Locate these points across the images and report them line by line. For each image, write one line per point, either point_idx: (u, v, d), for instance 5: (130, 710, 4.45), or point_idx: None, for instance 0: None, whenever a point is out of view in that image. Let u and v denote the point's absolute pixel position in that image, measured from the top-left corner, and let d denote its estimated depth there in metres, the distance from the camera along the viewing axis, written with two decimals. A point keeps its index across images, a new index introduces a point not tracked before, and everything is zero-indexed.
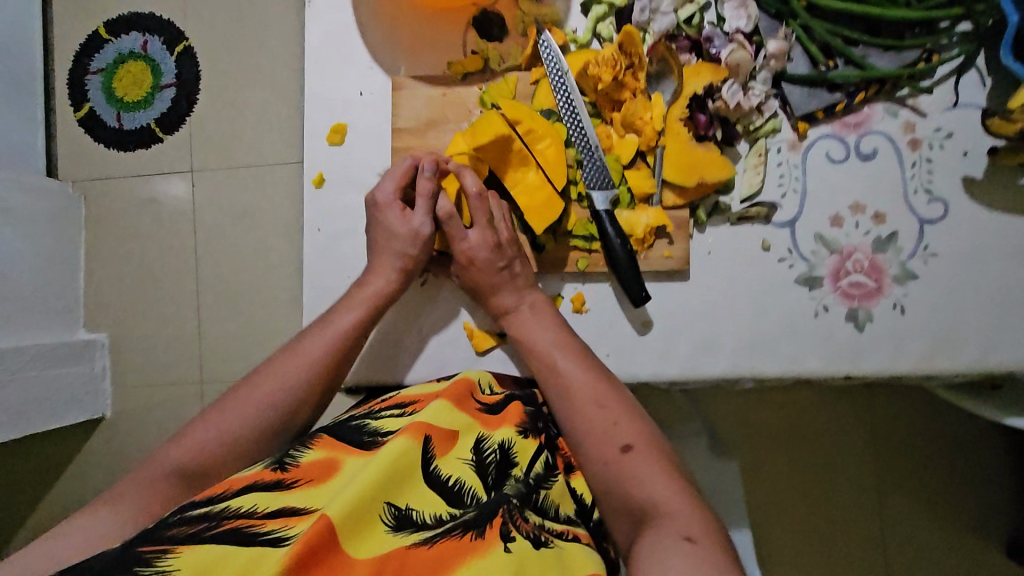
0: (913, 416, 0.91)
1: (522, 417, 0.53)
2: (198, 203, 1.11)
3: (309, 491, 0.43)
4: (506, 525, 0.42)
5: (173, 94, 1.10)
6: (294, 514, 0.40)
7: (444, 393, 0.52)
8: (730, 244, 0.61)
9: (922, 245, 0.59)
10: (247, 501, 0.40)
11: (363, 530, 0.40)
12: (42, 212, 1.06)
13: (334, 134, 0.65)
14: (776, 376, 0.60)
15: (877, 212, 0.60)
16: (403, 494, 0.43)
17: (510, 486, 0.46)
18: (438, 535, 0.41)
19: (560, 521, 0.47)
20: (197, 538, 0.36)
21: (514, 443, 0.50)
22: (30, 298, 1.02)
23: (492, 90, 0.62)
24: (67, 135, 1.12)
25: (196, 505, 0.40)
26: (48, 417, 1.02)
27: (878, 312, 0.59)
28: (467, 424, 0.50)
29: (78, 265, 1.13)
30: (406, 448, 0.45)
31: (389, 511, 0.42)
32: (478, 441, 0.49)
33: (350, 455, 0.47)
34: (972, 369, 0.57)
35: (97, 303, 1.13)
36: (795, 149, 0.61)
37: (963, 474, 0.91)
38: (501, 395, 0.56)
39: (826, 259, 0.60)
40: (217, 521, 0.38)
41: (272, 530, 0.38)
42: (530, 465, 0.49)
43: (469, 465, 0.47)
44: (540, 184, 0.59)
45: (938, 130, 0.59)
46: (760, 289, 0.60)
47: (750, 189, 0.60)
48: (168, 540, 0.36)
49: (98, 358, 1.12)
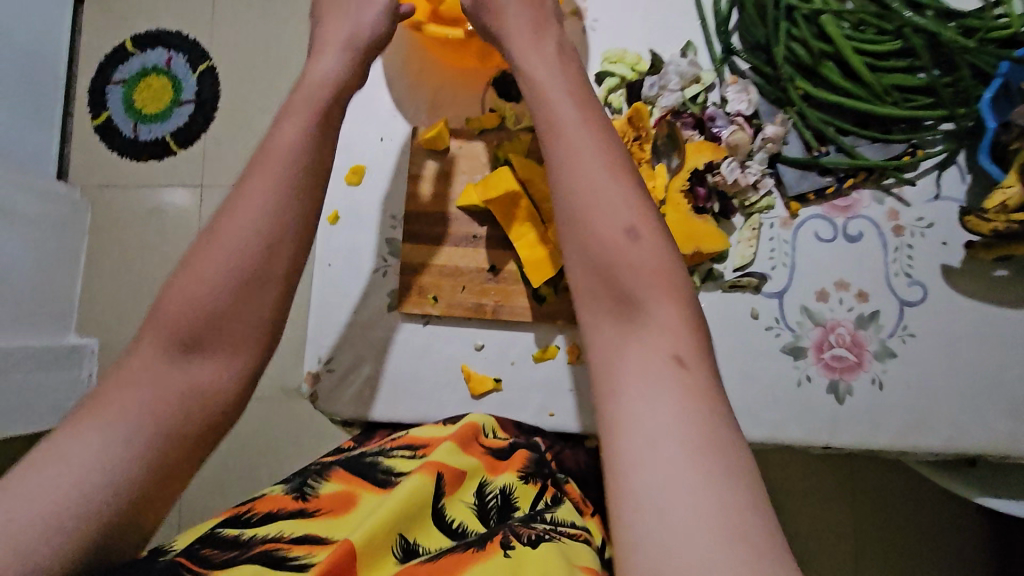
0: (890, 486, 0.93)
1: (525, 462, 0.56)
2: (205, 219, 1.14)
3: (330, 521, 0.44)
4: (507, 537, 0.44)
5: (191, 111, 1.14)
6: (318, 542, 0.41)
7: (451, 435, 0.54)
8: (722, 310, 0.64)
9: (901, 325, 0.62)
10: (275, 528, 0.42)
11: (376, 560, 0.40)
12: (53, 216, 1.08)
13: (352, 174, 0.68)
14: (757, 439, 0.62)
15: (860, 290, 0.63)
16: (416, 528, 0.44)
17: (515, 515, 0.49)
18: (445, 551, 0.43)
19: (573, 526, 0.49)
20: (229, 562, 0.39)
21: (515, 487, 0.52)
22: (32, 299, 1.03)
23: (507, 147, 0.66)
24: (83, 142, 1.15)
25: (227, 527, 0.43)
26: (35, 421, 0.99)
27: (857, 386, 0.61)
28: (473, 467, 0.52)
29: (78, 269, 1.15)
30: (421, 481, 0.46)
31: (401, 542, 0.42)
32: (482, 485, 0.52)
33: (365, 491, 0.48)
34: (943, 448, 0.60)
35: (93, 307, 1.15)
36: (786, 226, 0.64)
37: (936, 547, 0.92)
38: (502, 443, 0.58)
39: (811, 330, 0.63)
40: (248, 547, 0.40)
41: (298, 556, 0.39)
42: (533, 500, 0.52)
43: (472, 510, 0.49)
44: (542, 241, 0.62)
45: (920, 220, 0.63)
46: (747, 355, 0.63)
47: (742, 260, 0.64)
48: (204, 563, 0.38)
49: (87, 363, 1.12)
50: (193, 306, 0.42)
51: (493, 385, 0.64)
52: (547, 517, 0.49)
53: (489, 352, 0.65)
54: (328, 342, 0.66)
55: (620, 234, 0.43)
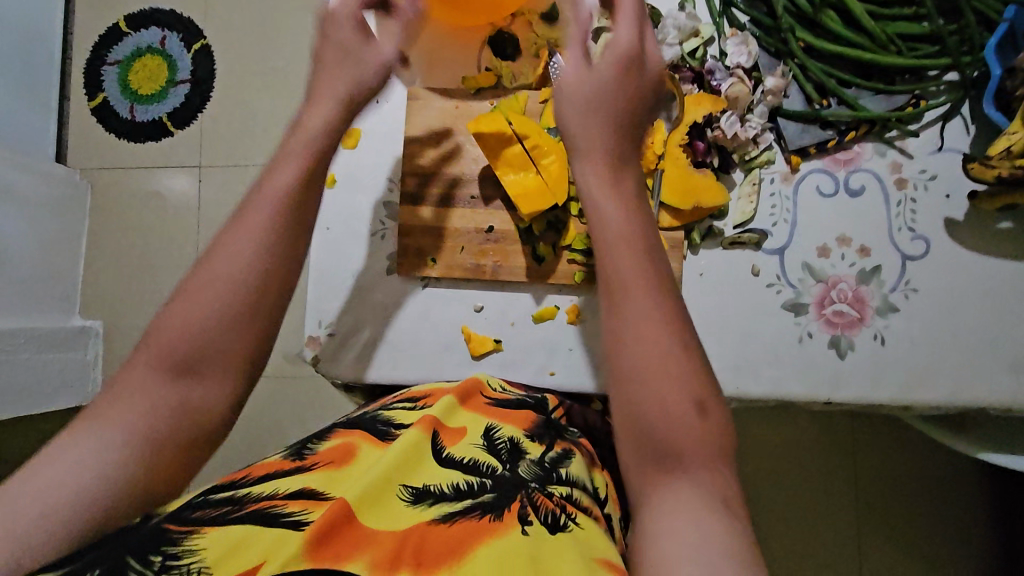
0: (891, 452, 0.94)
1: (532, 424, 0.53)
2: (205, 200, 1.13)
3: (328, 473, 0.42)
4: (524, 508, 0.41)
5: (188, 90, 1.12)
6: (314, 496, 0.39)
7: (451, 392, 0.54)
8: (722, 268, 0.63)
9: (904, 280, 0.61)
10: (267, 487, 0.40)
11: (383, 506, 0.40)
12: (53, 198, 1.07)
13: (349, 138, 0.67)
14: (758, 397, 0.62)
15: (862, 245, 0.62)
16: (418, 476, 0.43)
17: (525, 468, 0.46)
18: (457, 515, 0.40)
19: (586, 495, 0.46)
20: (221, 519, 0.36)
21: (522, 440, 0.50)
22: (34, 280, 1.03)
23: (503, 106, 0.65)
24: (81, 125, 1.15)
25: (216, 489, 0.40)
26: (42, 400, 0.99)
27: (859, 341, 0.61)
28: (475, 420, 0.51)
29: (79, 253, 1.15)
30: (418, 437, 0.46)
31: (407, 490, 0.42)
32: (490, 430, 0.50)
33: (366, 441, 0.47)
34: (946, 402, 0.60)
35: (95, 290, 1.15)
36: (787, 181, 0.63)
37: (941, 513, 0.93)
38: (511, 397, 0.57)
39: (812, 287, 0.62)
40: (240, 504, 0.38)
41: (294, 512, 0.37)
42: (542, 453, 0.49)
43: (482, 448, 0.48)
44: (535, 186, 0.61)
45: (924, 172, 0.62)
46: (748, 312, 0.63)
47: (743, 216, 0.63)
48: (193, 522, 0.36)
49: (91, 345, 1.12)
50: (201, 328, 0.41)
51: (493, 346, 0.64)
52: (562, 478, 0.46)
53: (489, 313, 0.65)
54: (329, 307, 0.66)
55: (689, 407, 0.38)
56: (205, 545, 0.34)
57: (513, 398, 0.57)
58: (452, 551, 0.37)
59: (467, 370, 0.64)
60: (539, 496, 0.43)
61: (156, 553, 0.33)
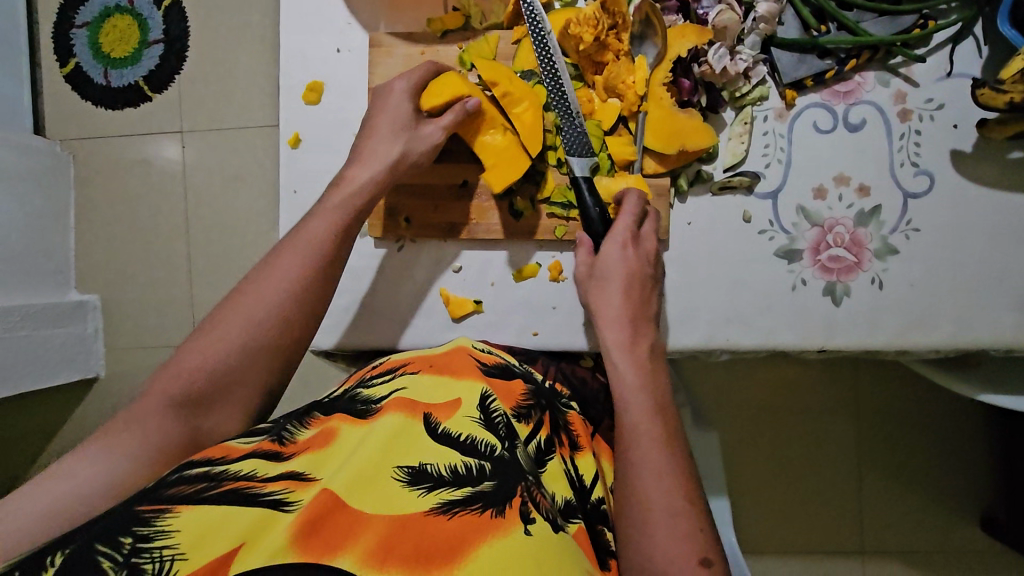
0: (895, 394, 0.93)
1: (524, 392, 0.48)
2: (189, 165, 1.06)
3: (314, 458, 0.36)
4: (525, 504, 0.35)
5: (162, 51, 1.04)
6: (296, 477, 0.34)
7: (434, 365, 0.47)
8: (711, 215, 0.60)
9: (905, 219, 0.58)
10: (247, 466, 0.34)
11: (374, 491, 0.33)
12: (32, 172, 1.01)
13: (310, 93, 0.63)
14: (750, 348, 0.59)
15: (861, 184, 0.58)
16: (415, 452, 0.36)
17: (524, 457, 0.41)
18: (455, 505, 0.34)
19: (563, 510, 0.41)
20: (195, 499, 0.30)
21: (515, 423, 0.44)
22: (23, 256, 0.98)
23: (472, 50, 0.60)
24: (55, 93, 1.07)
25: (193, 464, 0.34)
26: (40, 377, 0.97)
27: (856, 286, 0.58)
28: (468, 386, 0.44)
29: (68, 226, 1.08)
30: (408, 421, 0.39)
31: (403, 470, 0.35)
32: (484, 401, 0.43)
33: (346, 421, 0.40)
34: (946, 345, 0.57)
35: (88, 263, 1.09)
36: (781, 118, 0.59)
37: (942, 452, 0.93)
38: (498, 362, 0.51)
39: (807, 231, 0.59)
40: (217, 481, 0.32)
41: (274, 492, 0.32)
42: (529, 439, 0.44)
43: (479, 425, 0.40)
44: (506, 145, 0.58)
45: (930, 101, 0.57)
46: (739, 261, 0.59)
47: (733, 159, 0.59)
48: (166, 500, 0.30)
49: (90, 319, 1.08)
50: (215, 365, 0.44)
51: (474, 307, 0.62)
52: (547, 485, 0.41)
53: (469, 274, 0.62)
54: None
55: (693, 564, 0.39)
56: (178, 527, 0.28)
57: (503, 364, 0.51)
58: (448, 547, 0.31)
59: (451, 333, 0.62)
60: (538, 493, 0.37)
61: (125, 535, 0.28)
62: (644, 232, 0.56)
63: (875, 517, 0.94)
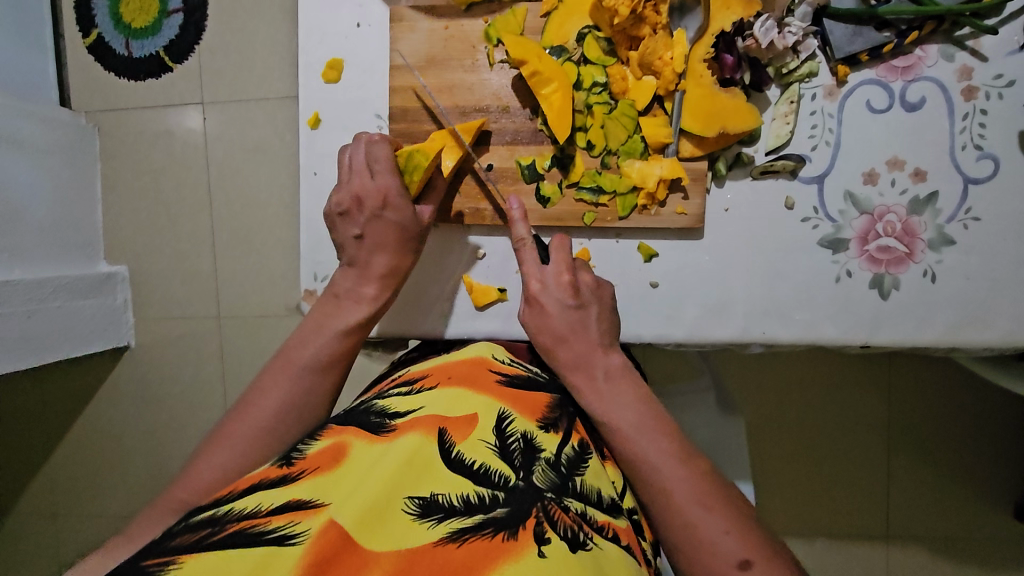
0: (929, 382, 0.89)
1: (546, 408, 0.46)
2: (211, 139, 1.05)
3: (319, 481, 0.34)
4: (540, 524, 0.34)
5: (182, 21, 1.01)
6: (301, 507, 0.32)
7: (455, 377, 0.46)
8: (750, 201, 0.56)
9: (964, 208, 0.54)
10: (252, 501, 0.32)
11: (383, 522, 0.32)
12: (58, 144, 1.00)
13: (330, 71, 0.60)
14: (788, 342, 0.56)
15: (916, 168, 0.54)
16: (424, 482, 0.35)
17: (541, 474, 0.38)
18: (466, 531, 0.32)
19: (602, 509, 0.40)
20: (199, 546, 0.29)
21: (537, 436, 0.42)
22: (53, 232, 0.99)
23: (499, 24, 0.57)
24: (78, 64, 1.06)
25: (200, 509, 0.33)
26: (74, 347, 0.98)
27: (906, 279, 0.54)
28: (486, 404, 0.43)
29: (95, 201, 1.09)
30: (423, 441, 0.38)
31: (413, 501, 0.34)
32: (500, 421, 0.41)
33: (358, 438, 0.39)
34: (1000, 343, 0.53)
35: (117, 237, 1.09)
36: (831, 97, 0.54)
37: (978, 442, 0.89)
38: (521, 373, 0.50)
39: (855, 219, 0.55)
40: (221, 523, 0.31)
41: (279, 527, 0.30)
42: (559, 449, 0.43)
43: (494, 453, 0.38)
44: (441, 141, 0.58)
45: (998, 78, 0.52)
46: (780, 250, 0.56)
47: (777, 141, 0.55)
48: (171, 551, 0.29)
49: (120, 290, 1.09)
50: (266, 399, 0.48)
51: (498, 295, 0.60)
52: (577, 489, 0.40)
53: (492, 261, 0.61)
54: (322, 259, 0.63)
55: (731, 565, 0.38)
56: None
57: (525, 376, 0.49)
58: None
59: (476, 322, 0.61)
60: (556, 509, 0.36)
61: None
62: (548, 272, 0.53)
63: (904, 507, 0.91)
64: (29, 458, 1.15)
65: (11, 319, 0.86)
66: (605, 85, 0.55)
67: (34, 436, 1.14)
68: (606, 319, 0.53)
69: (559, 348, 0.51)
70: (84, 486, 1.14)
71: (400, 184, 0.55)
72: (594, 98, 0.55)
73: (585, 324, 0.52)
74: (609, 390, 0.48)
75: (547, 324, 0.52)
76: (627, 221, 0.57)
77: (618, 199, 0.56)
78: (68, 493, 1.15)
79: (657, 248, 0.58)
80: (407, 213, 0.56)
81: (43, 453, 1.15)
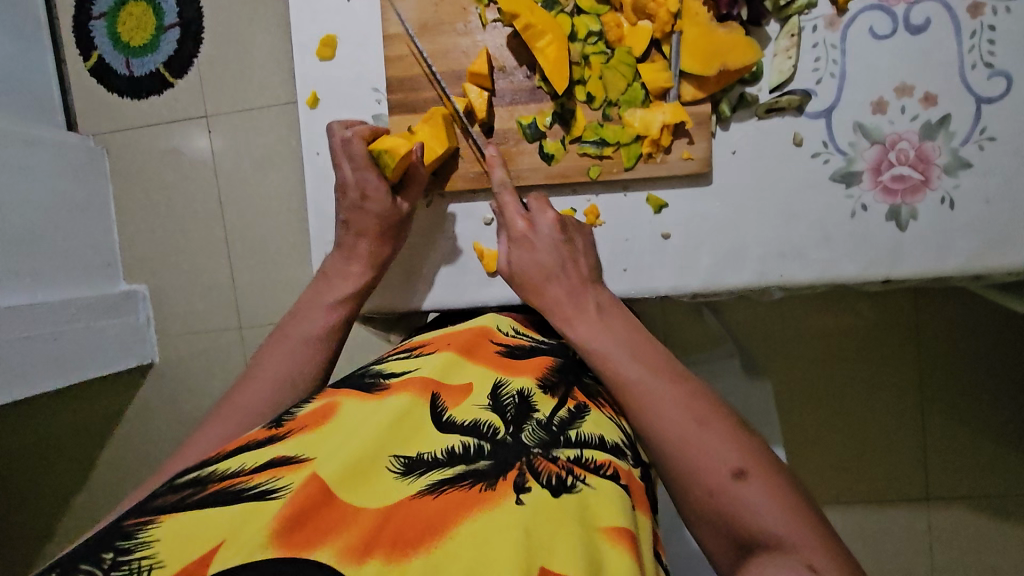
0: (953, 327, 0.87)
1: (547, 369, 0.45)
2: (215, 148, 1.06)
3: (305, 439, 0.34)
4: (522, 475, 0.34)
5: (179, 35, 1.02)
6: (285, 463, 0.32)
7: (453, 344, 0.45)
8: (758, 141, 0.55)
9: (978, 128, 0.52)
10: (235, 461, 0.33)
11: (365, 479, 0.32)
12: (69, 165, 1.02)
13: (324, 48, 0.61)
14: (807, 284, 0.55)
15: (926, 93, 0.53)
16: (410, 441, 0.35)
17: (530, 435, 0.37)
18: (444, 483, 0.32)
19: (604, 450, 0.39)
20: (178, 505, 0.29)
21: (533, 393, 0.42)
22: (69, 251, 1.00)
23: None
24: (82, 87, 1.07)
25: (183, 473, 0.33)
26: (101, 365, 1.00)
27: (924, 208, 0.53)
28: (481, 372, 0.42)
29: (108, 218, 1.10)
30: (413, 403, 0.37)
31: (399, 459, 0.34)
32: (495, 386, 0.41)
33: (350, 399, 0.38)
34: None
35: (131, 252, 1.11)
36: (833, 26, 0.53)
37: (1009, 388, 0.87)
38: (524, 343, 0.49)
39: (866, 150, 0.54)
40: (202, 484, 0.31)
41: (260, 483, 0.30)
42: (554, 410, 0.41)
43: (486, 409, 0.39)
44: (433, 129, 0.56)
45: None
46: (793, 189, 0.55)
47: (780, 77, 0.54)
48: (150, 512, 0.29)
49: (141, 307, 1.10)
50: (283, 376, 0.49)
51: None
52: (570, 440, 0.38)
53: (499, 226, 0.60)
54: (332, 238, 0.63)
55: (725, 476, 0.37)
56: (159, 536, 0.28)
57: (529, 347, 0.49)
58: (432, 529, 0.29)
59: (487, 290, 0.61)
60: (542, 461, 0.35)
61: (105, 551, 0.27)
62: (535, 222, 0.53)
63: (937, 459, 0.89)
64: (59, 478, 1.16)
65: (36, 342, 0.88)
66: (600, 34, 0.55)
67: (66, 458, 1.15)
68: (590, 257, 0.53)
69: (549, 284, 0.51)
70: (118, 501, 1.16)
71: (378, 178, 0.55)
72: (590, 48, 0.55)
73: (572, 258, 0.52)
74: (602, 319, 0.48)
75: (533, 260, 0.52)
76: (633, 171, 0.56)
77: (622, 149, 0.56)
78: (103, 508, 1.16)
79: (665, 197, 0.57)
80: (388, 202, 0.56)
81: (76, 470, 1.16)
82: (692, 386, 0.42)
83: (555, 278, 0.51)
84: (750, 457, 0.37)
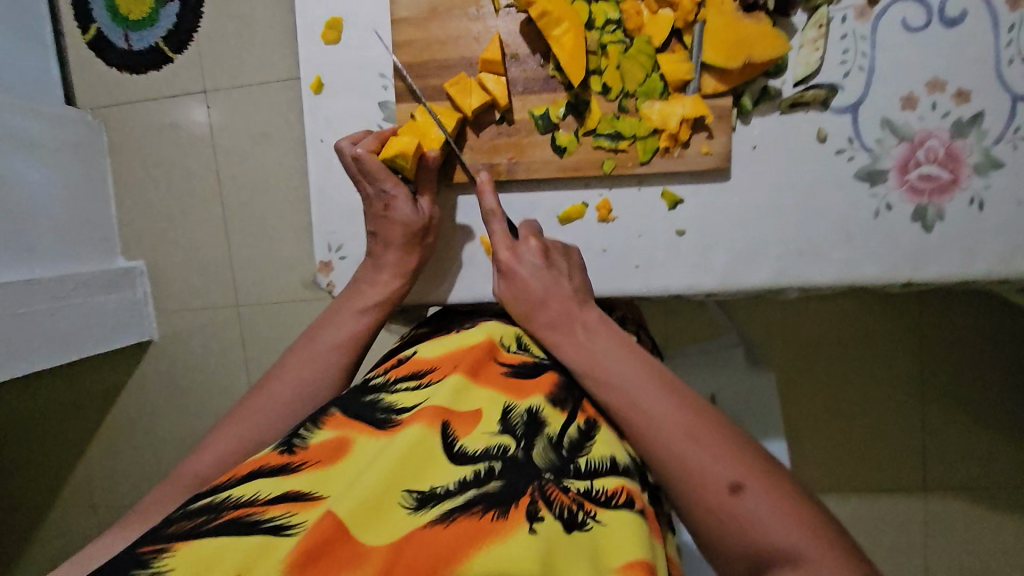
0: (962, 322, 0.86)
1: (554, 386, 0.44)
2: (216, 126, 1.03)
3: (320, 476, 0.34)
4: (534, 503, 0.33)
5: (178, 9, 0.99)
6: (298, 499, 0.32)
7: (460, 363, 0.43)
8: (780, 135, 0.53)
9: (1012, 128, 0.50)
10: (249, 489, 0.32)
11: (379, 517, 0.31)
12: (67, 141, 0.99)
13: (329, 31, 0.58)
14: (825, 284, 0.54)
15: (959, 89, 0.50)
16: (425, 476, 0.34)
17: (541, 453, 0.37)
18: (457, 512, 0.32)
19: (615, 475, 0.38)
20: (192, 533, 0.29)
21: (543, 409, 0.41)
22: (69, 230, 0.98)
23: None
24: (79, 60, 1.04)
25: (196, 498, 0.32)
26: (101, 340, 0.99)
27: (950, 210, 0.51)
28: (489, 397, 0.41)
29: (109, 196, 1.08)
30: (424, 433, 0.36)
31: (412, 495, 0.33)
32: (505, 411, 0.40)
33: (361, 433, 0.37)
34: None
35: (133, 231, 1.09)
36: (863, 17, 0.51)
37: (1015, 383, 0.86)
38: (529, 359, 0.47)
39: (893, 148, 0.52)
40: (216, 512, 0.30)
41: (275, 517, 0.30)
42: (564, 427, 0.41)
43: (497, 434, 0.38)
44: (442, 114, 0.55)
45: None
46: (814, 187, 0.53)
47: (806, 69, 0.52)
48: (165, 539, 0.29)
49: (138, 284, 1.09)
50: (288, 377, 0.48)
51: None
52: (580, 468, 0.38)
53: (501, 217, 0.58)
54: (337, 227, 0.61)
55: (720, 492, 0.35)
56: (173, 565, 0.27)
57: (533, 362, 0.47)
58: (444, 564, 0.28)
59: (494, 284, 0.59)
60: (553, 489, 0.35)
61: None
62: (523, 252, 0.52)
63: (941, 453, 0.89)
64: (63, 455, 1.16)
65: (34, 321, 0.87)
66: (619, 22, 0.52)
67: (69, 435, 1.15)
68: (577, 278, 0.52)
69: (537, 312, 0.49)
70: (121, 479, 1.16)
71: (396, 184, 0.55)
72: (608, 37, 0.53)
73: (558, 283, 0.50)
74: (589, 344, 0.46)
75: (522, 288, 0.50)
76: (649, 166, 0.54)
77: (638, 143, 0.54)
78: (107, 484, 1.17)
79: (680, 193, 0.55)
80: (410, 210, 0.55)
81: (80, 448, 1.16)
82: (666, 384, 0.42)
83: (543, 307, 0.49)
84: (744, 465, 0.36)
